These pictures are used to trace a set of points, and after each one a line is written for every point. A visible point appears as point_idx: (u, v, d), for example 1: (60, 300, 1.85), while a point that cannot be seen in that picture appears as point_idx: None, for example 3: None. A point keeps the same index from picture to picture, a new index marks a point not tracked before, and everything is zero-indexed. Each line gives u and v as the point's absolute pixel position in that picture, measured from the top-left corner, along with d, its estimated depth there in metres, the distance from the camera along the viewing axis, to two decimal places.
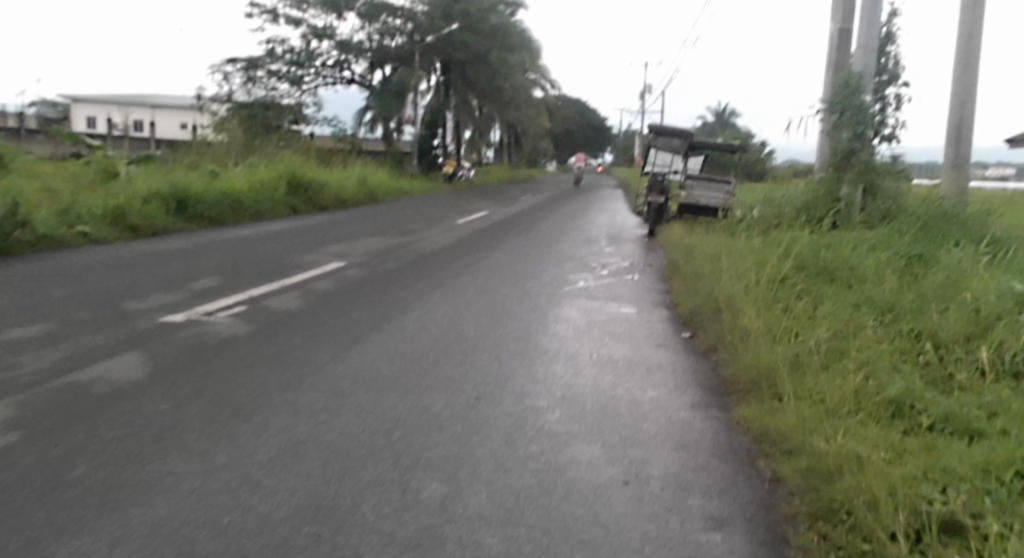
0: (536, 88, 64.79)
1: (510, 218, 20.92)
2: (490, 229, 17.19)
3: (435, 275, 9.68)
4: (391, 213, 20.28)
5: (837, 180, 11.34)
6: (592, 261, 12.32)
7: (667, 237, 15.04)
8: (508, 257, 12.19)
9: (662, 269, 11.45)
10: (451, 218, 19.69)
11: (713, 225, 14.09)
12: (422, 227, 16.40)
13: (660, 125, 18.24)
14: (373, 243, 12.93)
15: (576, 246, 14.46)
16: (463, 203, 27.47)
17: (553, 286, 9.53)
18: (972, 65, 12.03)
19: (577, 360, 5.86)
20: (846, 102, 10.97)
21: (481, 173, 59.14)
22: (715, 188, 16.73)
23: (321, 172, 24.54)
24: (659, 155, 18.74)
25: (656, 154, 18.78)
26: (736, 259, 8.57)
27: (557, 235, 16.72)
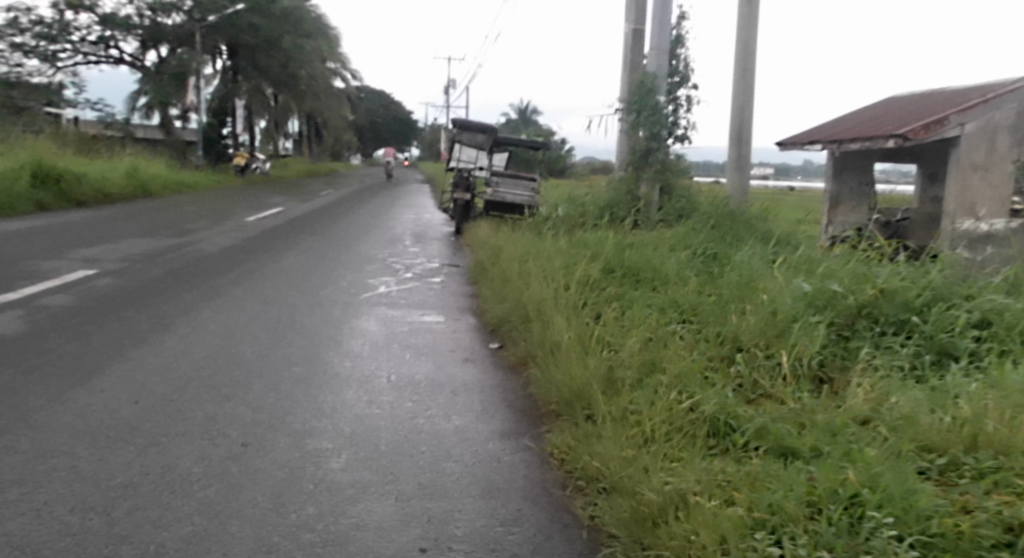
0: (336, 79, 62.61)
1: (308, 216, 19.66)
2: (282, 228, 15.94)
3: (211, 284, 8.54)
4: (170, 211, 18.39)
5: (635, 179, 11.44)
6: (393, 263, 11.59)
7: (472, 236, 14.65)
8: (300, 259, 11.16)
9: (468, 270, 10.99)
10: (239, 217, 18.14)
11: (518, 224, 13.88)
12: (203, 227, 14.88)
13: (463, 120, 17.83)
14: (140, 247, 11.40)
15: (375, 245, 13.68)
16: (255, 199, 25.62)
17: (348, 292, 8.69)
18: (750, 71, 12.54)
19: (370, 384, 5.14)
20: (642, 102, 11.06)
21: (280, 167, 56.17)
22: (519, 186, 16.59)
23: (83, 164, 21.83)
24: (463, 151, 18.33)
25: (460, 150, 18.36)
26: (542, 263, 8.24)
27: (356, 233, 15.79)
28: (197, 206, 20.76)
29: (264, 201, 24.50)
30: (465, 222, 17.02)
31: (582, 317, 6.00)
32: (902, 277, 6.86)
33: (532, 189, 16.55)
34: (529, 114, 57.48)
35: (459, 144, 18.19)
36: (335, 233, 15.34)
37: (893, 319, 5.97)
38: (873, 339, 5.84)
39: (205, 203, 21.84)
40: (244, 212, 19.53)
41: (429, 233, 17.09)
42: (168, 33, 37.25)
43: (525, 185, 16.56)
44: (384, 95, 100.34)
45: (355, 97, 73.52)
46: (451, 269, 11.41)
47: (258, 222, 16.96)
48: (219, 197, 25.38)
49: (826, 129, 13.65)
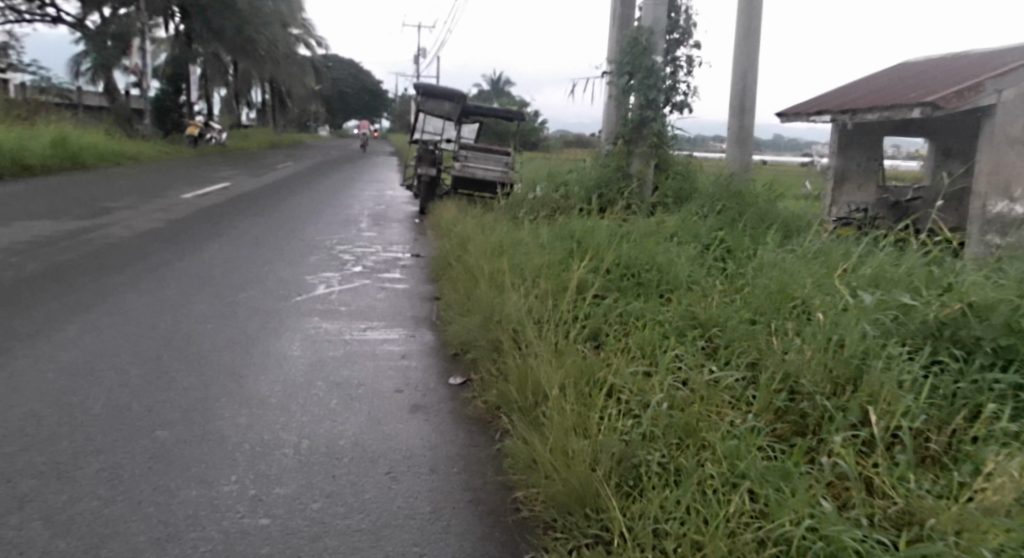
0: (300, 45, 59.85)
1: (258, 194, 17.78)
2: (218, 208, 14.08)
3: (96, 288, 6.77)
4: (97, 188, 16.44)
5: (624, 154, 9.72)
6: (341, 253, 9.82)
7: (436, 218, 12.91)
8: (226, 250, 9.36)
9: (433, 262, 9.28)
10: (174, 194, 16.19)
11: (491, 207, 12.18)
12: (125, 209, 13.01)
13: (428, 87, 15.94)
14: (33, 235, 9.57)
15: (322, 230, 11.91)
16: (201, 173, 23.54)
17: (277, 296, 6.96)
18: (755, 30, 10.79)
19: (266, 458, 3.47)
20: (635, 64, 9.33)
21: (241, 138, 53.64)
22: (491, 162, 14.83)
23: (1, 133, 19.65)
24: (429, 122, 16.48)
25: (425, 120, 16.52)
26: (517, 263, 6.56)
27: (303, 214, 13.96)
28: (131, 182, 18.72)
29: (211, 176, 22.45)
30: (430, 200, 15.26)
31: (571, 350, 4.34)
32: (994, 282, 5.03)
33: (505, 165, 14.80)
34: (501, 84, 55.17)
35: (423, 114, 16.33)
36: (279, 215, 13.54)
37: (989, 343, 4.03)
38: (964, 373, 3.99)
39: (140, 178, 19.77)
40: (181, 188, 17.54)
41: (389, 214, 15.29)
42: None
43: (497, 160, 14.81)
44: (352, 64, 97.10)
45: (320, 64, 70.56)
46: (409, 259, 9.67)
47: (193, 201, 15.06)
48: (164, 171, 23.34)
49: (837, 97, 12.01)
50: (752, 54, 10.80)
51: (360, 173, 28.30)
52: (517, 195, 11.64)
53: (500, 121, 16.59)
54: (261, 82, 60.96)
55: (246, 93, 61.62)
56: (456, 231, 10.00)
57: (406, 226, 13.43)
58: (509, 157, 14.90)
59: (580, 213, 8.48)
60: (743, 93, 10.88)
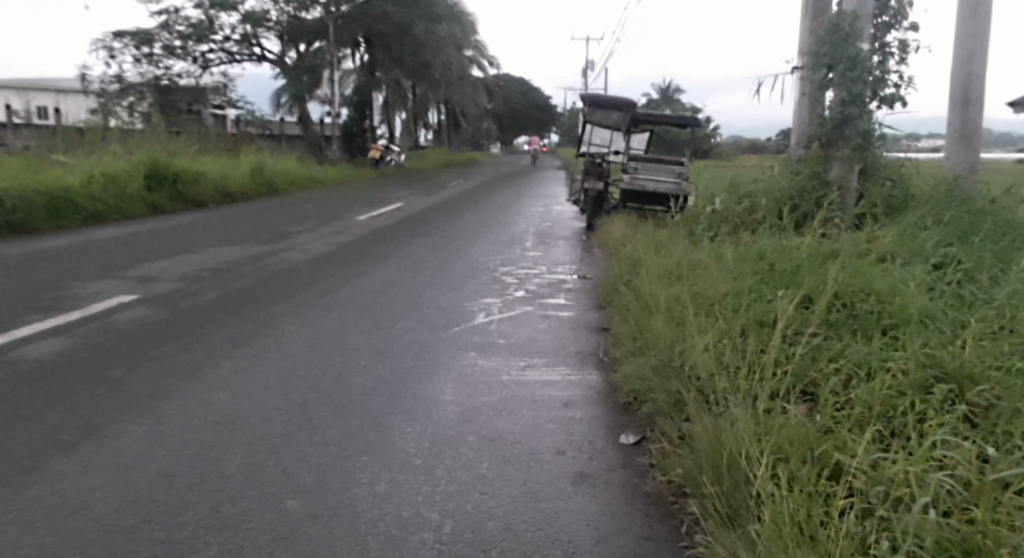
0: (472, 66, 61.41)
1: (428, 212, 17.88)
2: (389, 228, 14.12)
3: (260, 317, 6.63)
4: (281, 212, 17.16)
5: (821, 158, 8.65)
6: (504, 275, 9.32)
7: (605, 234, 12.18)
8: (389, 274, 9.14)
9: (601, 283, 8.58)
10: (349, 215, 16.55)
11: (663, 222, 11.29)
12: (303, 231, 13.33)
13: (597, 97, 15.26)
14: (216, 260, 9.84)
15: (489, 250, 11.53)
16: (377, 193, 24.25)
17: (433, 327, 6.51)
18: (982, 8, 9.16)
19: (403, 547, 2.88)
20: (836, 54, 8.20)
21: (417, 158, 55.73)
22: (664, 173, 13.89)
23: (207, 161, 21.04)
24: (597, 133, 15.80)
25: (593, 131, 15.86)
26: (696, 292, 5.73)
27: (471, 233, 13.71)
28: (313, 203, 19.47)
29: (386, 196, 23.05)
30: (599, 215, 14.56)
31: (773, 416, 3.49)
32: None
33: (679, 176, 13.82)
34: (672, 93, 53.69)
35: (591, 125, 15.67)
36: (449, 235, 13.36)
37: None
38: None
39: (322, 201, 20.58)
40: (357, 209, 17.97)
41: (556, 231, 14.75)
42: (303, 28, 36.84)
43: (671, 171, 13.85)
44: (522, 81, 98.71)
45: (492, 83, 72.16)
46: (575, 281, 9.00)
47: (367, 222, 15.27)
48: (345, 192, 24.28)
49: None
50: (978, 34, 9.18)
51: (529, 188, 28.18)
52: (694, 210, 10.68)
53: (673, 129, 15.59)
54: (435, 103, 63.18)
55: (421, 114, 64.09)
56: (628, 250, 9.23)
57: (574, 243, 12.81)
58: (683, 167, 13.90)
59: (772, 229, 7.43)
60: (966, 83, 9.32)
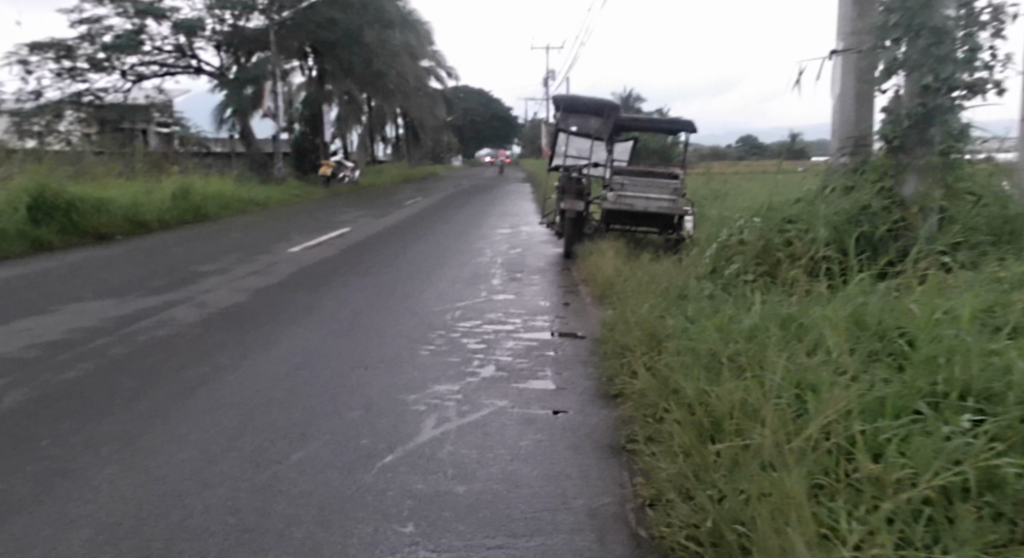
0: (430, 78, 59.23)
1: (376, 240, 15.37)
2: (326, 265, 11.59)
3: (68, 447, 4.11)
4: (201, 245, 14.48)
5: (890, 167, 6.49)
6: (463, 337, 6.88)
7: (590, 268, 9.82)
8: (305, 341, 6.64)
9: (600, 350, 6.18)
10: (282, 246, 13.98)
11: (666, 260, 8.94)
12: (215, 272, 10.72)
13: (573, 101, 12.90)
14: (71, 325, 7.20)
15: (446, 295, 9.07)
16: (322, 215, 21.64)
17: (351, 458, 4.02)
18: None
19: None
20: (912, 26, 5.89)
21: (375, 174, 53.15)
22: (655, 191, 11.68)
23: (122, 185, 18.31)
24: (572, 143, 13.45)
25: (568, 141, 13.50)
26: (788, 411, 3.40)
27: (425, 268, 11.25)
28: (243, 232, 16.80)
29: (331, 219, 20.45)
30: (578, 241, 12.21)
31: None
32: None
33: (673, 194, 11.63)
34: (633, 102, 51.64)
35: (565, 134, 13.31)
36: (398, 272, 10.89)
37: None
38: None
39: (255, 228, 17.90)
40: (293, 239, 15.38)
41: (527, 260, 12.37)
42: (244, 36, 34.07)
43: (663, 188, 11.64)
44: (481, 93, 96.42)
45: (449, 94, 69.73)
46: (561, 344, 6.59)
47: (300, 255, 12.70)
48: (287, 217, 21.66)
49: None
50: None
51: (492, 205, 25.81)
52: (707, 240, 8.35)
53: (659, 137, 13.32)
54: (391, 116, 60.55)
55: (378, 129, 61.58)
56: (636, 294, 6.87)
57: (552, 277, 10.43)
58: (677, 183, 11.71)
59: (862, 278, 5.10)
60: None
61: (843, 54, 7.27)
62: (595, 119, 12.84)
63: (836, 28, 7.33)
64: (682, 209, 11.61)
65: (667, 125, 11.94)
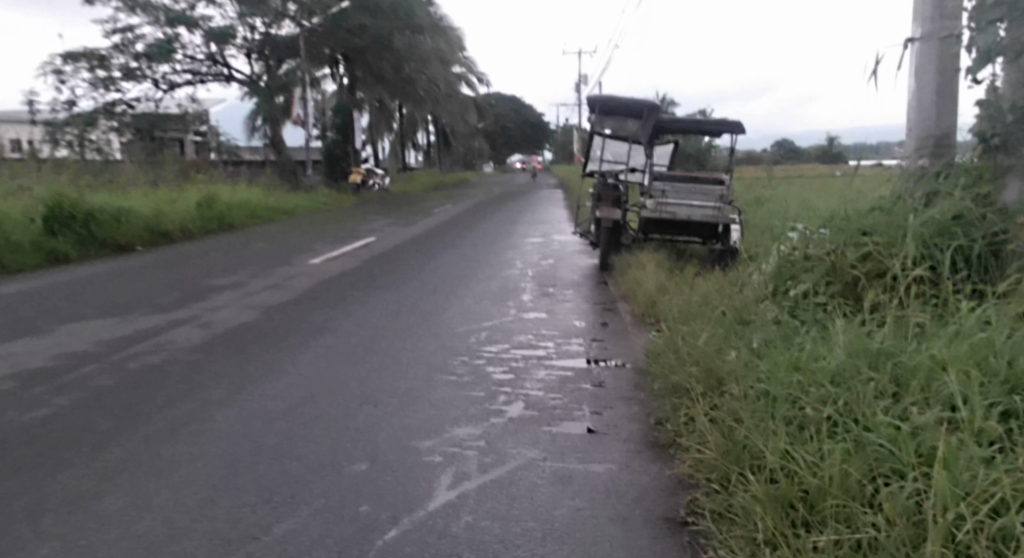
0: (461, 84, 58.76)
1: (402, 250, 14.69)
2: (346, 278, 10.90)
3: (11, 513, 3.41)
4: (221, 255, 13.91)
5: (982, 171, 5.62)
6: (489, 365, 6.13)
7: (629, 283, 9.02)
8: (311, 369, 5.93)
9: (647, 384, 5.41)
10: (303, 257, 13.35)
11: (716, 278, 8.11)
12: (230, 286, 10.08)
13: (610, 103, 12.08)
14: (60, 349, 6.55)
15: (473, 313, 8.32)
16: (349, 224, 21.05)
17: (347, 531, 3.28)
18: None
19: None
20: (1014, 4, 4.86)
21: (406, 181, 52.75)
22: (698, 197, 10.82)
23: (145, 194, 17.86)
24: (609, 147, 12.64)
25: (604, 145, 12.69)
26: (911, 492, 2.60)
27: (451, 282, 10.51)
28: (265, 242, 16.21)
29: (357, 228, 19.83)
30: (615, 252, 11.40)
31: None
32: None
33: (719, 200, 10.76)
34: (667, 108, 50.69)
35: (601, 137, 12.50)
36: (424, 286, 10.16)
37: None
38: None
39: (278, 237, 17.31)
40: (316, 249, 14.74)
41: (560, 272, 11.58)
42: (274, 43, 33.79)
43: (708, 194, 10.78)
44: (513, 98, 95.86)
45: (481, 100, 69.23)
46: (599, 374, 5.81)
47: (321, 267, 12.02)
48: (313, 225, 21.11)
49: None
50: None
51: (523, 212, 25.06)
52: (765, 253, 7.52)
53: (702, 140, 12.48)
54: (422, 123, 60.19)
55: (409, 136, 61.28)
56: (687, 317, 6.06)
57: (588, 292, 9.63)
58: (724, 188, 10.84)
59: (971, 307, 4.23)
60: None
61: (922, 41, 6.47)
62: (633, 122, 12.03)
63: (913, 12, 6.48)
64: (728, 217, 10.74)
65: (713, 127, 11.12)
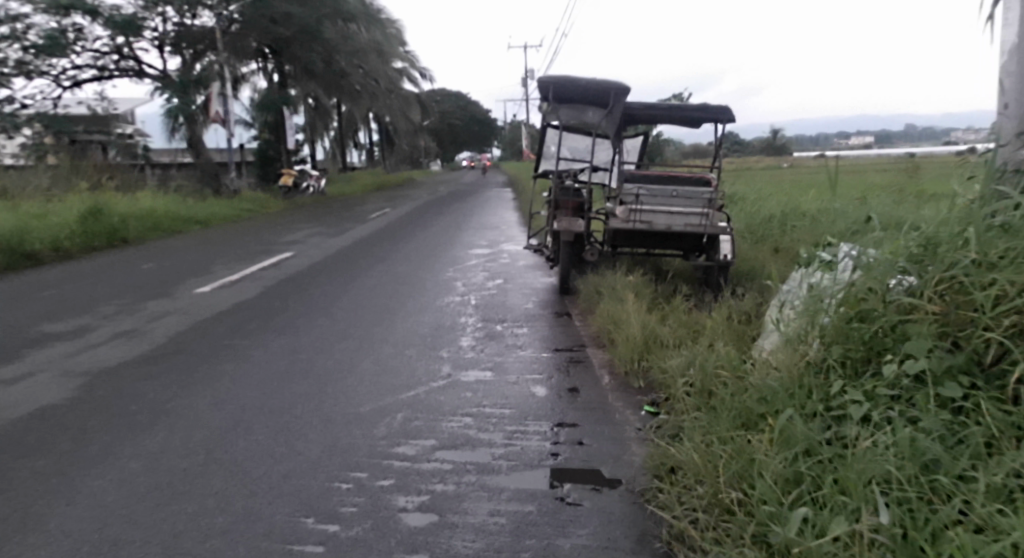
0: (403, 79, 56.18)
1: (319, 270, 12.21)
2: (231, 316, 8.40)
3: None
4: (91, 282, 11.28)
5: None
6: (395, 496, 3.78)
7: (602, 324, 6.79)
8: (91, 517, 3.52)
9: (665, 540, 3.16)
10: (192, 284, 10.78)
11: (728, 324, 5.90)
12: (69, 335, 7.53)
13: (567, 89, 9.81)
14: None
15: (389, 377, 5.94)
16: (268, 236, 18.46)
17: None
18: None
19: None
20: None
21: (347, 182, 49.96)
22: (680, 203, 8.68)
23: (15, 210, 15.05)
24: (566, 141, 10.38)
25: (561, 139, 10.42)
26: None
27: (370, 320, 8.13)
28: (155, 263, 13.52)
29: (276, 241, 17.18)
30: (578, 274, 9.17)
31: None
32: None
33: (705, 205, 8.63)
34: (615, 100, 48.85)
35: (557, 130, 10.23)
36: (333, 328, 7.76)
37: None
38: None
39: (177, 256, 14.62)
40: (214, 272, 12.17)
41: (511, 298, 9.29)
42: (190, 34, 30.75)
43: (692, 198, 8.63)
44: (459, 95, 93.17)
45: (425, 97, 66.60)
46: (576, 515, 3.50)
47: (206, 300, 9.50)
48: (227, 238, 18.47)
49: None
50: None
51: (468, 215, 22.73)
52: (801, 290, 5.33)
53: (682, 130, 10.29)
54: (362, 121, 57.17)
55: (349, 135, 58.40)
56: (719, 417, 3.83)
57: (547, 332, 7.35)
58: (711, 190, 8.69)
59: None
60: None
61: None
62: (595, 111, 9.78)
63: None
64: (717, 226, 8.64)
65: (701, 115, 8.91)
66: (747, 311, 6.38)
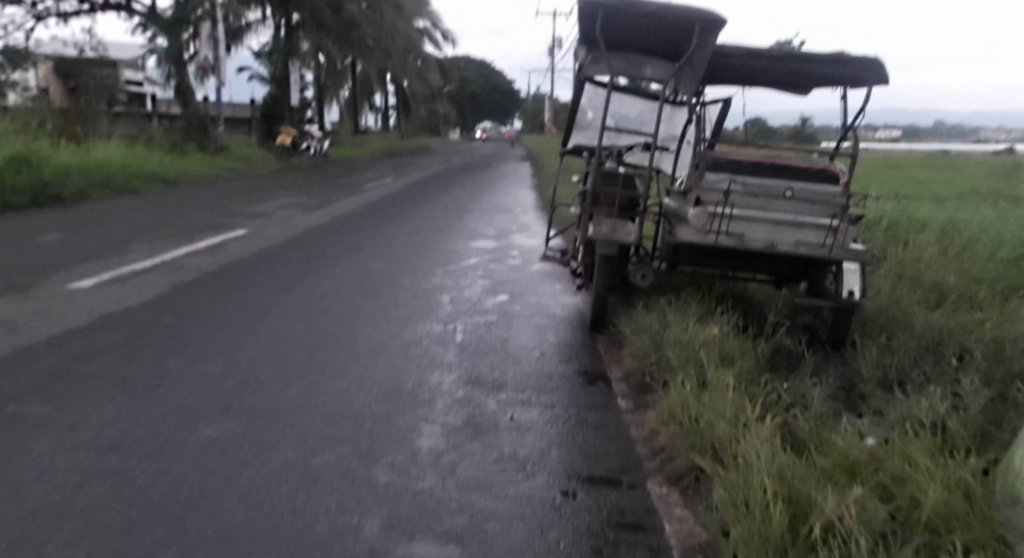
0: (424, 40, 52.79)
1: (263, 260, 9.20)
2: (72, 345, 5.36)
3: None
4: None
5: None
6: None
7: (678, 438, 3.72)
8: None
9: None
10: (75, 276, 7.76)
11: (959, 495, 2.81)
12: None
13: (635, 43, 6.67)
14: None
15: (239, 550, 2.87)
16: (235, 204, 15.45)
17: None
18: None
19: None
20: None
21: (356, 145, 46.87)
22: (792, 207, 5.55)
23: None
24: (622, 110, 7.34)
25: (618, 105, 7.34)
26: None
27: (285, 371, 5.06)
28: (63, 236, 10.52)
29: (239, 212, 14.11)
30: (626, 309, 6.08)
31: None
32: None
33: (834, 213, 5.47)
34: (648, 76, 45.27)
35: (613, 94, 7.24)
36: (213, 385, 4.69)
37: None
38: None
39: (102, 226, 11.59)
40: (126, 255, 9.16)
41: (516, 335, 6.21)
42: None
43: (812, 201, 5.49)
44: (483, 62, 89.72)
45: (447, 62, 63.18)
46: None
47: (68, 307, 6.46)
48: (187, 204, 15.52)
49: None
50: None
51: (478, 193, 19.69)
52: None
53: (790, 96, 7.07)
54: (378, 82, 53.87)
55: (363, 97, 55.19)
56: None
57: (576, 423, 4.31)
58: (844, 195, 5.53)
59: None
60: None
61: None
62: (663, 65, 6.63)
63: None
64: (849, 247, 5.48)
65: (837, 74, 5.71)
66: (978, 458, 3.33)
